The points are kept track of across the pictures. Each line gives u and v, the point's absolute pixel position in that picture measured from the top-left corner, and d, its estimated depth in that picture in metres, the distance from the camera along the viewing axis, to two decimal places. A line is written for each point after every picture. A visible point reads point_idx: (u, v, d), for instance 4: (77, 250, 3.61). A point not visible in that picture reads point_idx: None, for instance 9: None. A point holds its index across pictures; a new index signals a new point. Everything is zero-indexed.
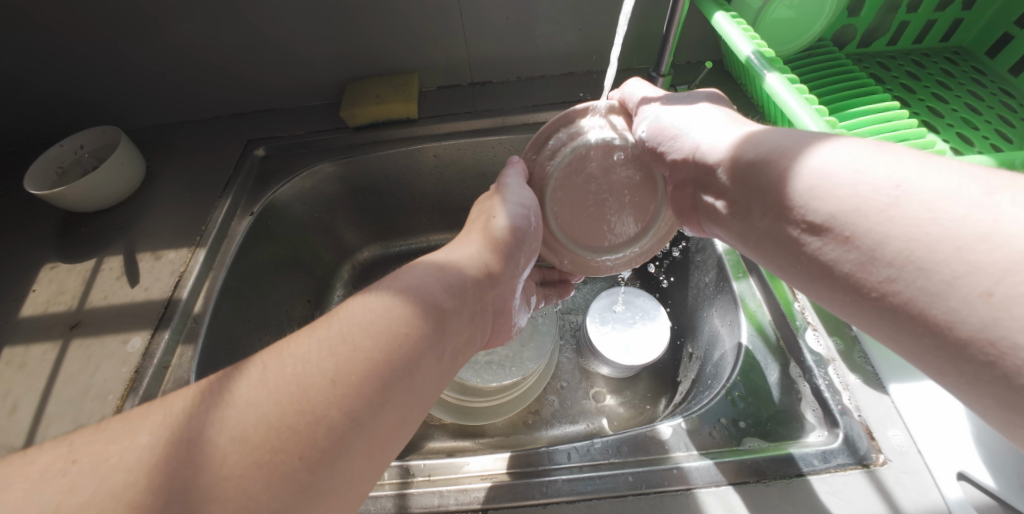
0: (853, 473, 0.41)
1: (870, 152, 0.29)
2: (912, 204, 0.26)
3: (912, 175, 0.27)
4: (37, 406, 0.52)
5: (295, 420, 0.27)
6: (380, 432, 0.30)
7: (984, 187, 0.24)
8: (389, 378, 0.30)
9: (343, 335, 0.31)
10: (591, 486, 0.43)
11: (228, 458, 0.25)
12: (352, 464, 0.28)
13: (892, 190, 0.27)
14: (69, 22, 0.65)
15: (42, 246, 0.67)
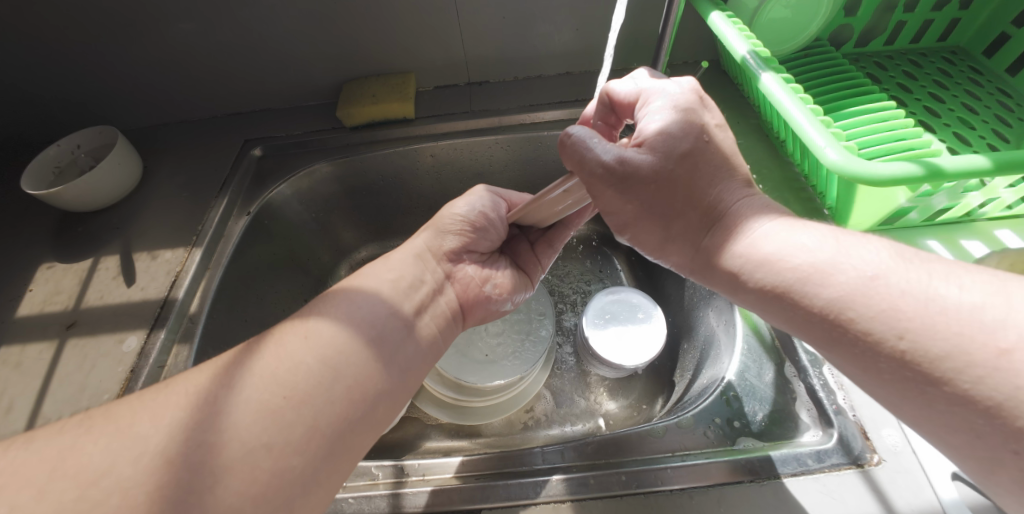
0: (847, 473, 0.41)
1: (846, 240, 0.32)
2: (852, 276, 0.30)
3: (850, 252, 0.31)
4: (32, 405, 0.52)
5: (289, 420, 0.32)
6: (359, 431, 0.35)
7: (960, 281, 0.28)
8: (369, 386, 0.36)
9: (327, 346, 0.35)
10: (584, 486, 0.43)
11: (233, 448, 0.30)
12: (335, 459, 0.33)
13: (835, 263, 0.31)
14: (66, 22, 0.65)
15: (38, 245, 0.67)
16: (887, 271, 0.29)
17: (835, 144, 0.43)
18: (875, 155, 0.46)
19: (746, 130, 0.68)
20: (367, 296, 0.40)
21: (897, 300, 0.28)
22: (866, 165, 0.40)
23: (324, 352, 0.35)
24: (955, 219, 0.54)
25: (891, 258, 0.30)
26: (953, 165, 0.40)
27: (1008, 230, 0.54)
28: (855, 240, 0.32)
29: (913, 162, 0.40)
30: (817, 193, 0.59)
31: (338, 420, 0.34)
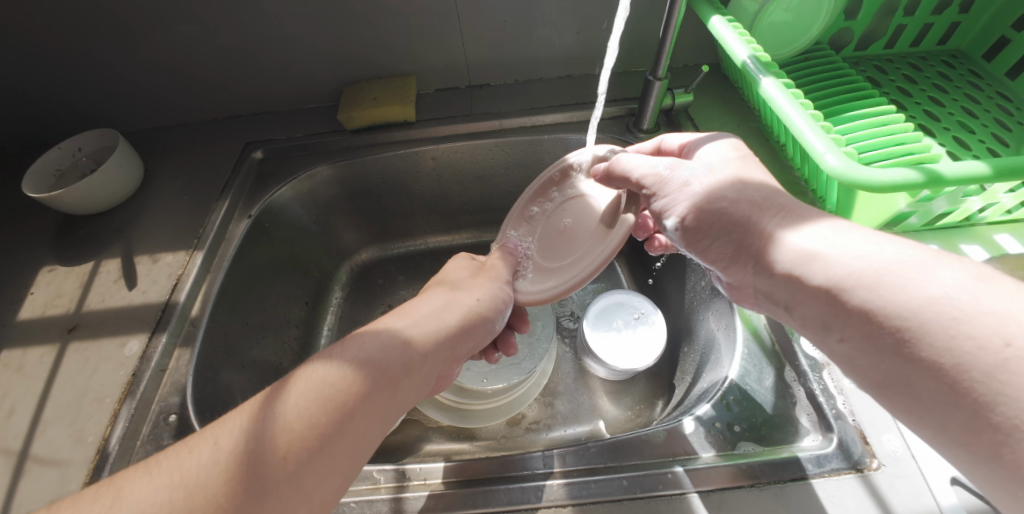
0: (846, 477, 0.41)
1: (936, 263, 0.29)
2: (917, 288, 0.28)
3: (919, 266, 0.29)
4: (34, 409, 0.52)
5: (299, 429, 0.31)
6: (364, 441, 0.34)
7: None
8: (373, 398, 0.35)
9: (337, 366, 0.35)
10: (585, 490, 0.43)
11: (246, 458, 0.29)
12: (339, 465, 0.32)
13: (904, 271, 0.29)
14: (68, 26, 0.65)
15: (41, 248, 0.67)
16: (958, 287, 0.28)
17: (835, 150, 0.43)
18: (876, 160, 0.46)
19: (746, 134, 0.68)
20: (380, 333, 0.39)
21: (961, 320, 0.27)
22: (865, 172, 0.41)
23: (328, 377, 0.34)
24: (954, 223, 0.54)
25: (970, 278, 0.28)
26: (953, 172, 0.40)
27: (1009, 234, 0.54)
28: (928, 255, 0.30)
29: (913, 169, 0.40)
30: (817, 198, 0.59)
31: (342, 428, 0.33)
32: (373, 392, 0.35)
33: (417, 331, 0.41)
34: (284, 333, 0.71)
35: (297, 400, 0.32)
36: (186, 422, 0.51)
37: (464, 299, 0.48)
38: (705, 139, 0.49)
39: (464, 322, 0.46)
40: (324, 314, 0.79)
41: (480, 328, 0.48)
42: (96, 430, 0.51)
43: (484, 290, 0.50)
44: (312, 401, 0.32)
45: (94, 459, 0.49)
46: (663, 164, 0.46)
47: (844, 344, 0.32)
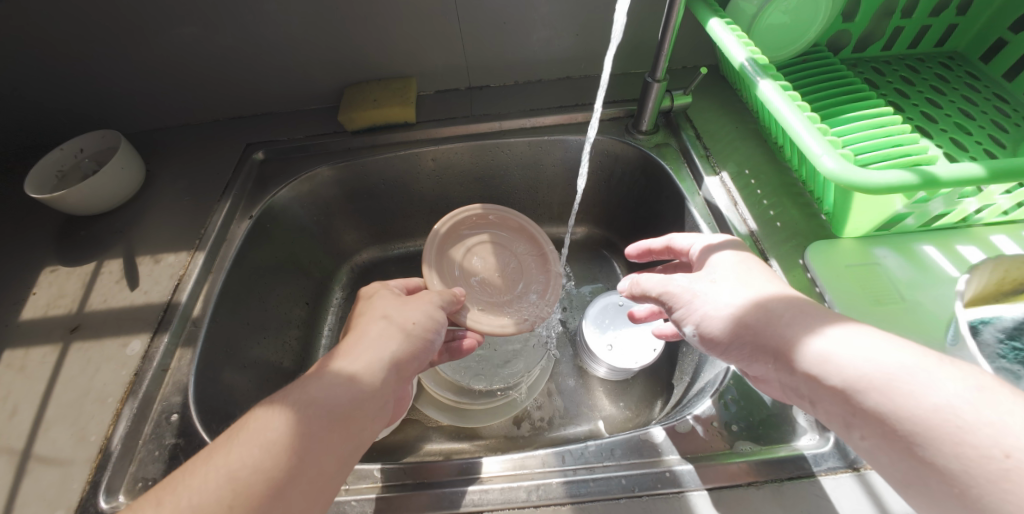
0: (843, 476, 0.42)
1: (938, 368, 0.30)
2: (923, 396, 0.29)
3: (919, 372, 0.30)
4: (37, 408, 0.53)
5: (241, 478, 0.32)
6: (320, 479, 0.35)
7: None
8: (323, 439, 0.36)
9: (281, 413, 0.36)
10: (584, 489, 0.43)
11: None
12: (298, 505, 0.33)
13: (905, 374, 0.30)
14: (72, 29, 0.66)
15: (42, 248, 0.67)
16: (960, 398, 0.28)
17: (831, 152, 0.43)
18: (873, 162, 0.47)
19: (745, 135, 0.69)
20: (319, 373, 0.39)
21: (966, 431, 0.27)
22: (861, 174, 0.41)
23: (269, 425, 0.35)
24: (951, 224, 0.55)
25: (971, 386, 0.29)
26: (948, 174, 0.40)
27: (1005, 235, 0.54)
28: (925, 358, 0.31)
29: (909, 171, 0.40)
30: (815, 199, 0.59)
31: (295, 473, 0.33)
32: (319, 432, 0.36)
33: (361, 362, 0.41)
34: (284, 333, 0.72)
35: (246, 451, 0.33)
36: (188, 421, 0.51)
37: (400, 322, 0.46)
38: (716, 247, 0.48)
39: (407, 346, 0.45)
40: (324, 314, 0.80)
41: (427, 349, 0.47)
42: (98, 429, 0.51)
43: (418, 313, 0.48)
44: (261, 450, 0.33)
45: (96, 458, 0.49)
46: (676, 279, 0.46)
47: (865, 441, 0.32)
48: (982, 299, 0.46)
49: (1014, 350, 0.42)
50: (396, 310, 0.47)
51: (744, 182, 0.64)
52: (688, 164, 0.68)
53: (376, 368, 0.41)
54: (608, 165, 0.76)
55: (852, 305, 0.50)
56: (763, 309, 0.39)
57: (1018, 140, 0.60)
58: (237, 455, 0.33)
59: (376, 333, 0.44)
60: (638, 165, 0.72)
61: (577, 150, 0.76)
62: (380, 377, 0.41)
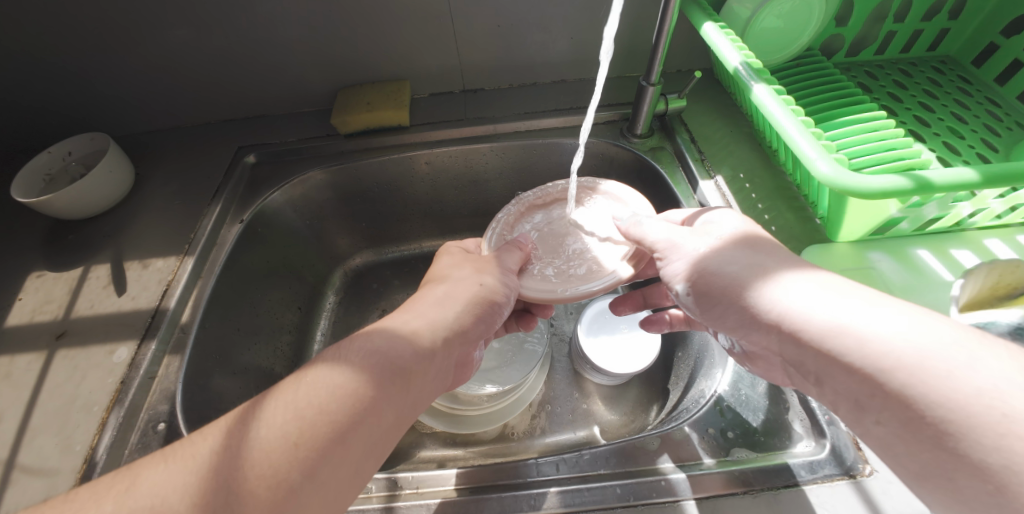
0: (840, 484, 0.41)
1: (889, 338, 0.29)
2: (889, 339, 0.29)
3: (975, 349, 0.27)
4: (21, 418, 0.52)
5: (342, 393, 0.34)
6: (383, 424, 0.35)
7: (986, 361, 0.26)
8: (390, 387, 0.36)
9: (362, 350, 0.37)
10: (579, 498, 0.43)
11: (297, 428, 0.32)
12: (366, 440, 0.34)
13: (954, 357, 0.27)
14: (60, 31, 0.65)
15: (28, 253, 0.66)
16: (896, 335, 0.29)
17: (827, 156, 0.43)
18: (867, 166, 0.47)
19: (739, 139, 0.69)
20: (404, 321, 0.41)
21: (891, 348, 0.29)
22: (857, 179, 0.41)
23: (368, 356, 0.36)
24: (945, 228, 0.55)
25: (932, 329, 0.29)
26: (942, 178, 0.40)
27: (999, 240, 0.54)
28: (974, 338, 0.28)
29: (903, 176, 0.40)
30: (810, 203, 0.59)
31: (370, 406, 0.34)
32: (389, 377, 0.36)
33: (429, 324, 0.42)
34: (275, 339, 0.70)
35: (328, 386, 0.34)
36: (173, 430, 0.50)
37: (468, 287, 0.47)
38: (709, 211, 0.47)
39: (471, 311, 0.45)
40: (316, 319, 0.79)
41: (494, 312, 0.47)
42: (83, 438, 0.50)
43: (489, 277, 0.48)
44: (337, 381, 0.34)
45: (81, 468, 0.48)
46: None
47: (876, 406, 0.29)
48: (977, 304, 0.46)
49: None
50: (466, 278, 0.48)
51: (739, 186, 0.64)
52: (683, 168, 0.68)
53: (439, 328, 0.42)
54: (603, 168, 0.75)
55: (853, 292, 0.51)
56: (718, 256, 0.41)
57: (1010, 144, 0.60)
58: (323, 384, 0.34)
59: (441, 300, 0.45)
60: (634, 169, 0.72)
61: (572, 153, 0.76)
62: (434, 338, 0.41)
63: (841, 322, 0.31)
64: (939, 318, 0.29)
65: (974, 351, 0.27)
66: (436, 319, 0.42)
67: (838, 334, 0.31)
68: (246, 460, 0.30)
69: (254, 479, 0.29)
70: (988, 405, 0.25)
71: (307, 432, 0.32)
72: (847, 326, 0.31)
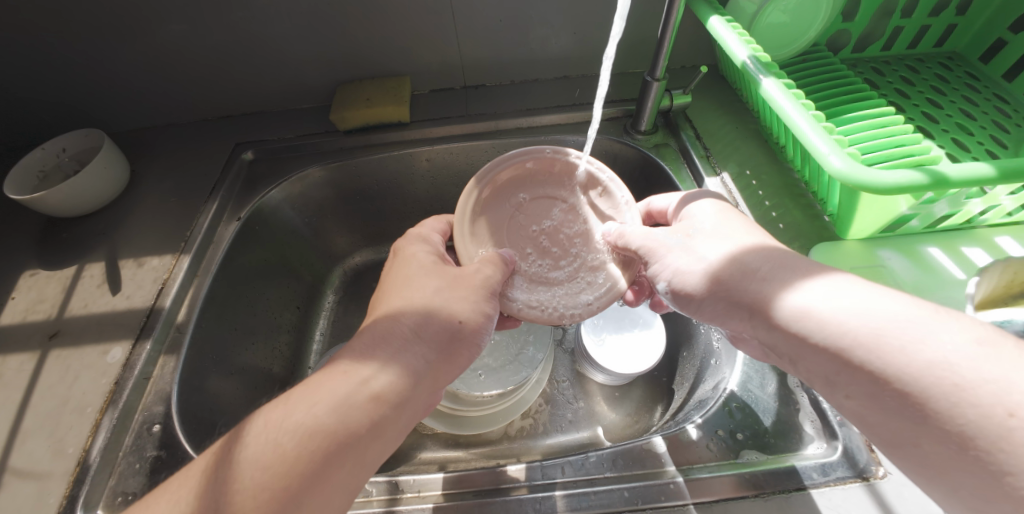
0: (852, 486, 0.40)
1: (851, 316, 0.31)
2: (911, 351, 0.28)
3: (930, 323, 0.29)
4: (12, 420, 0.50)
5: (294, 444, 0.32)
6: (326, 505, 0.32)
7: (956, 340, 0.28)
8: (349, 436, 0.34)
9: (316, 396, 0.34)
10: (586, 502, 0.42)
11: (243, 487, 0.30)
12: (324, 493, 0.32)
13: (909, 334, 0.29)
14: (53, 25, 0.64)
15: (21, 251, 0.65)
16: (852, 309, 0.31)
17: (839, 151, 0.42)
18: (878, 161, 0.46)
19: (745, 136, 0.68)
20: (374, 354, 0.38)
21: (963, 390, 0.26)
22: (869, 174, 0.40)
23: (326, 402, 0.34)
24: (955, 226, 0.54)
25: (947, 330, 0.28)
26: (958, 173, 0.39)
27: (1010, 237, 0.53)
28: (926, 313, 0.29)
29: (918, 171, 0.39)
30: (818, 200, 0.58)
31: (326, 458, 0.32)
32: (334, 455, 0.33)
33: (396, 362, 0.38)
34: (273, 339, 0.69)
35: (277, 436, 0.32)
36: (170, 432, 0.49)
37: (443, 324, 0.42)
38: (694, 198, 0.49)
39: (446, 340, 0.42)
40: (315, 318, 0.77)
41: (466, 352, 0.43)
42: (76, 440, 0.49)
43: (467, 307, 0.43)
44: (287, 430, 0.32)
45: (74, 471, 0.47)
46: None
47: (850, 401, 0.31)
48: (990, 303, 0.45)
49: None
50: (441, 303, 0.43)
51: (745, 182, 0.63)
52: (688, 164, 0.67)
53: (402, 385, 0.37)
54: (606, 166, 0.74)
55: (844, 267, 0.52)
56: (741, 264, 0.39)
57: (1020, 141, 0.59)
58: (271, 435, 0.32)
59: (416, 314, 0.41)
60: (637, 166, 0.71)
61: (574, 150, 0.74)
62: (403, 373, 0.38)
63: (808, 303, 0.33)
64: (895, 293, 0.31)
65: (926, 322, 0.29)
66: (399, 375, 0.37)
67: (803, 311, 0.33)
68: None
69: None
70: (942, 376, 0.27)
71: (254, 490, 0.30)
72: (813, 304, 0.33)
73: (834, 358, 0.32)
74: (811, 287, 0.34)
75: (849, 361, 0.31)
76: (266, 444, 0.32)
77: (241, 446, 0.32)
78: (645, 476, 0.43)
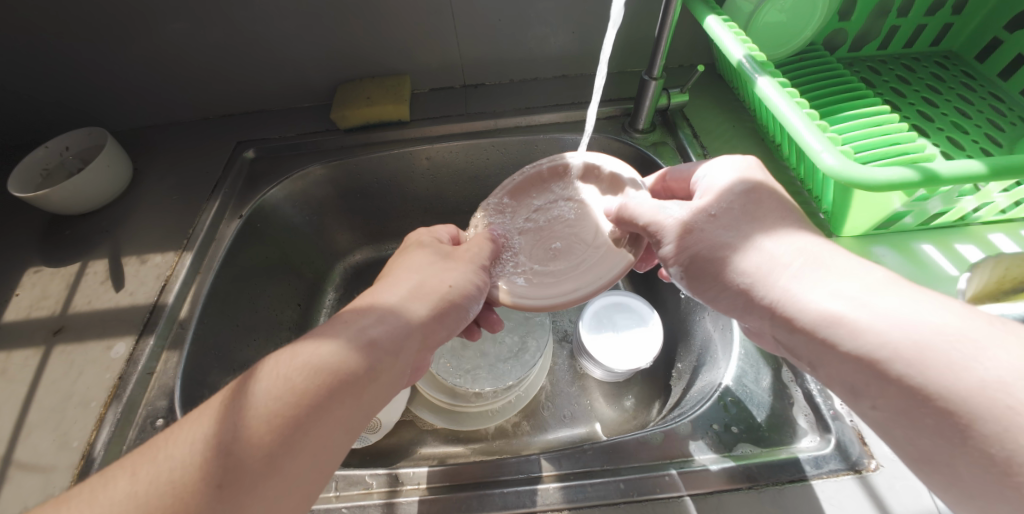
0: (845, 479, 0.41)
1: (894, 323, 0.29)
2: (965, 364, 0.27)
3: (979, 334, 0.28)
4: (17, 414, 0.51)
5: (289, 395, 0.32)
6: (320, 452, 0.32)
7: (1007, 350, 0.27)
8: (341, 393, 0.34)
9: (311, 352, 0.34)
10: (582, 494, 0.43)
11: (235, 441, 0.30)
12: (315, 454, 0.32)
13: (956, 350, 0.28)
14: (56, 25, 0.65)
15: (25, 248, 0.66)
16: (897, 312, 0.30)
17: (832, 148, 0.43)
18: (872, 159, 0.46)
19: (741, 134, 0.68)
20: (368, 315, 0.39)
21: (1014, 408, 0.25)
22: (861, 171, 0.40)
23: (322, 359, 0.34)
24: (949, 223, 0.54)
25: (996, 343, 0.27)
26: (949, 171, 0.40)
27: (1003, 234, 0.54)
28: (977, 324, 0.28)
29: (909, 168, 0.40)
30: (813, 197, 0.59)
31: (319, 413, 0.32)
32: (324, 404, 0.33)
33: (380, 324, 0.38)
34: (274, 335, 0.70)
35: (272, 389, 0.32)
36: None
37: (436, 286, 0.44)
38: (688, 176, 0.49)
39: (438, 307, 0.43)
40: (315, 315, 0.78)
41: (455, 317, 0.45)
42: (80, 434, 0.50)
43: (457, 275, 0.46)
44: (282, 386, 0.32)
45: (79, 464, 0.48)
46: None
47: (876, 412, 0.30)
48: (982, 298, 0.46)
49: None
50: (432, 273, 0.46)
51: None
52: (685, 162, 0.67)
53: (394, 337, 0.38)
54: None
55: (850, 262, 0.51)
56: (771, 254, 0.37)
57: (1014, 139, 0.60)
58: (266, 389, 0.32)
59: (408, 283, 0.43)
60: (635, 164, 0.71)
61: (572, 149, 0.75)
62: (397, 336, 0.39)
63: (847, 311, 0.31)
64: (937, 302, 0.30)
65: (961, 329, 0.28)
66: (393, 328, 0.39)
67: (840, 316, 0.31)
68: (148, 501, 0.27)
69: (185, 491, 0.28)
70: (991, 391, 0.26)
71: (246, 443, 0.30)
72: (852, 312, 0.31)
73: (867, 368, 0.30)
74: (852, 290, 0.32)
75: (885, 374, 0.29)
76: (260, 397, 0.31)
77: (235, 400, 0.32)
78: (640, 468, 0.44)
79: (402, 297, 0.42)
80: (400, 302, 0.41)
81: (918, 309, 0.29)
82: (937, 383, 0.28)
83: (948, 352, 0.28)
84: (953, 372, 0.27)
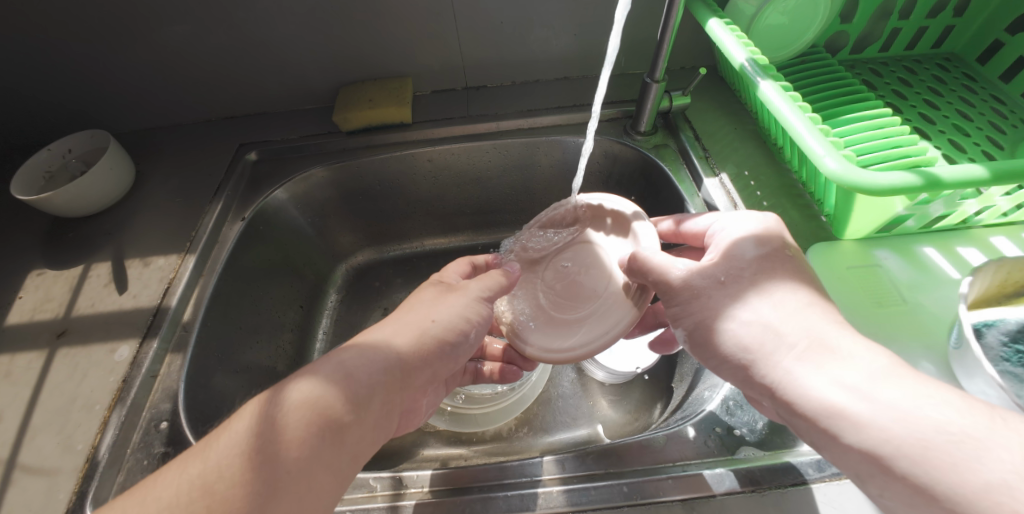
0: (847, 482, 0.41)
1: (894, 416, 0.30)
2: (966, 465, 0.27)
3: (978, 431, 0.28)
4: (22, 417, 0.51)
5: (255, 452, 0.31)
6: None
7: (1006, 448, 0.27)
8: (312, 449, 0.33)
9: (278, 408, 0.34)
10: (586, 497, 0.43)
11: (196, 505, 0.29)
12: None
13: (956, 449, 0.28)
14: (59, 28, 0.65)
15: (29, 250, 0.66)
16: (895, 403, 0.30)
17: (834, 153, 0.43)
18: (874, 163, 0.46)
19: (743, 137, 0.69)
20: (343, 363, 0.37)
21: None
22: (865, 176, 0.40)
23: (291, 413, 0.33)
24: (951, 226, 0.55)
25: (997, 441, 0.27)
26: (951, 175, 0.40)
27: (1005, 237, 0.54)
28: (972, 420, 0.29)
29: (912, 173, 0.40)
30: (815, 200, 0.59)
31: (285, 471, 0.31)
32: (302, 455, 0.32)
33: (355, 374, 0.37)
34: (277, 338, 0.70)
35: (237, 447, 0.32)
36: (178, 429, 0.50)
37: (419, 333, 0.42)
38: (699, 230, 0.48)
39: (418, 352, 0.41)
40: (318, 317, 0.78)
41: (444, 354, 0.43)
42: (85, 436, 0.50)
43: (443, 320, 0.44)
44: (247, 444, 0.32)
45: (83, 467, 0.48)
46: None
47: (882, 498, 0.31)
48: (984, 303, 0.46)
49: (1017, 354, 0.42)
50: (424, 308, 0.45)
51: (744, 183, 0.63)
52: (687, 165, 0.67)
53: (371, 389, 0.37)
54: (607, 167, 0.75)
55: (857, 310, 0.50)
56: (775, 334, 0.37)
57: (1016, 142, 0.60)
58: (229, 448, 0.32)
59: (388, 330, 0.42)
60: (637, 166, 0.71)
61: (575, 151, 0.75)
62: (375, 388, 0.37)
63: (847, 404, 0.31)
64: (928, 388, 0.31)
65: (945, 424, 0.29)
66: (372, 380, 0.37)
67: (830, 397, 0.32)
68: None
69: None
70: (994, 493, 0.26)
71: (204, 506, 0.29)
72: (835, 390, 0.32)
73: (871, 460, 0.30)
74: (850, 377, 0.32)
75: (889, 469, 0.30)
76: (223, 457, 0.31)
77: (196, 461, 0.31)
78: (642, 471, 0.44)
79: (386, 348, 0.40)
80: (381, 352, 0.39)
81: (916, 405, 0.30)
82: (938, 474, 0.28)
83: (947, 451, 0.28)
84: (952, 470, 0.27)
